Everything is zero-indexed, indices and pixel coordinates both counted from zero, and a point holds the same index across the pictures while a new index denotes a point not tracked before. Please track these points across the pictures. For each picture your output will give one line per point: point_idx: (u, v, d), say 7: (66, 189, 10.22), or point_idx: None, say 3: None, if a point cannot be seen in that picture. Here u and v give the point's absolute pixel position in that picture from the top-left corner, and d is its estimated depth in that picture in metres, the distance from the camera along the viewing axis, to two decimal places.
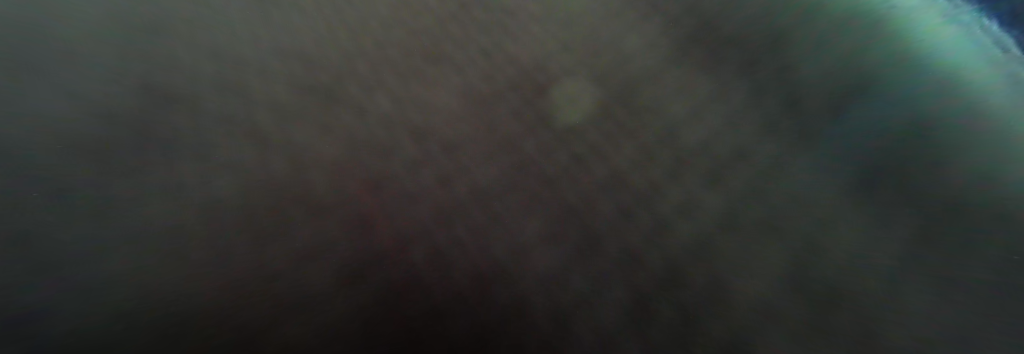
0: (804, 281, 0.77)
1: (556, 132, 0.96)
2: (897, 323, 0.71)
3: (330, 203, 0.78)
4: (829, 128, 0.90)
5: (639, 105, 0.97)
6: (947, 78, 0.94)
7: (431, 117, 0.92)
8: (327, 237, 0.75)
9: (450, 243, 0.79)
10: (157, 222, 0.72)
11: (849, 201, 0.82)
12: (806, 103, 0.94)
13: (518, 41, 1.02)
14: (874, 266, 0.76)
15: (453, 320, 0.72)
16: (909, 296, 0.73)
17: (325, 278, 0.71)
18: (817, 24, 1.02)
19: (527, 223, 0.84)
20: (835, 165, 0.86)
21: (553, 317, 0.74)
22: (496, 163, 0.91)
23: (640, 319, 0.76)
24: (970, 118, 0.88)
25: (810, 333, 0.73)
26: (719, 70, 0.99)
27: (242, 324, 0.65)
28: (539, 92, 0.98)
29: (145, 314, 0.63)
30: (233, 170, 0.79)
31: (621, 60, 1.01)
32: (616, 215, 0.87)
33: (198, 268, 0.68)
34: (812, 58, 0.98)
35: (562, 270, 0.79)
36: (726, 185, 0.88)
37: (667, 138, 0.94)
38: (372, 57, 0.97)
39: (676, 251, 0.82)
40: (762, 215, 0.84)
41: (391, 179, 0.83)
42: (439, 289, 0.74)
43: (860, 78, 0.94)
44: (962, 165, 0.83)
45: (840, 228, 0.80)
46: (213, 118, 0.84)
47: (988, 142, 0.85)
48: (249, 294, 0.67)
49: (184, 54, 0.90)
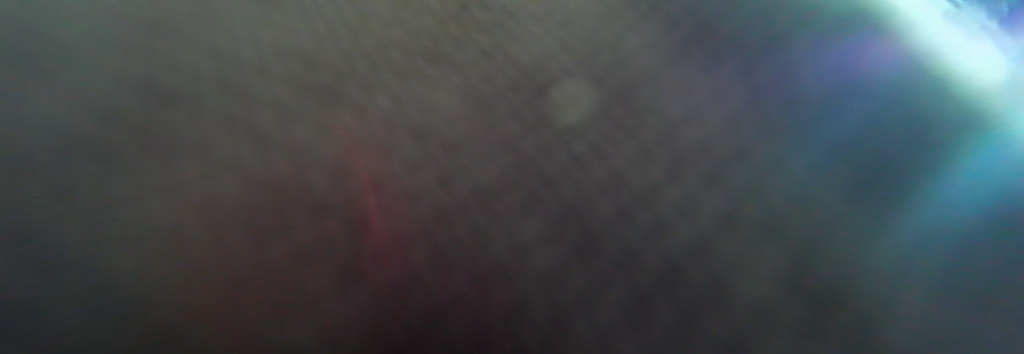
0: (804, 280, 0.92)
1: (556, 132, 1.11)
2: (885, 318, 0.86)
3: (329, 206, 0.92)
4: (806, 144, 1.07)
5: (624, 113, 1.14)
6: (923, 119, 1.09)
7: (429, 120, 1.08)
8: (327, 237, 0.89)
9: (450, 244, 0.95)
10: (159, 221, 0.82)
11: (842, 206, 1.00)
12: (794, 119, 1.11)
13: (523, 45, 1.21)
14: (870, 267, 0.92)
15: (451, 324, 0.86)
16: (905, 294, 0.88)
17: (326, 278, 0.85)
18: (807, 57, 1.19)
19: (526, 222, 0.99)
20: (805, 172, 1.04)
21: (555, 317, 0.89)
22: (496, 162, 1.06)
23: (635, 322, 0.89)
24: (933, 157, 1.04)
25: (807, 331, 0.86)
26: (692, 83, 1.17)
27: (247, 327, 0.78)
28: (537, 100, 1.14)
29: (154, 308, 0.75)
30: (235, 170, 0.91)
31: (605, 74, 1.18)
32: (614, 214, 1.02)
33: (205, 268, 0.81)
34: (801, 85, 1.15)
35: (563, 272, 0.94)
36: (685, 184, 1.06)
37: (648, 143, 1.11)
38: (388, 66, 1.12)
39: (646, 247, 0.99)
40: (717, 211, 1.02)
41: (395, 179, 1.00)
42: (440, 293, 0.89)
43: (847, 111, 1.11)
44: (915, 190, 1.00)
45: (774, 222, 0.99)
46: (213, 118, 0.95)
47: (947, 175, 1.01)
48: (250, 296, 0.80)
49: (184, 54, 0.99)
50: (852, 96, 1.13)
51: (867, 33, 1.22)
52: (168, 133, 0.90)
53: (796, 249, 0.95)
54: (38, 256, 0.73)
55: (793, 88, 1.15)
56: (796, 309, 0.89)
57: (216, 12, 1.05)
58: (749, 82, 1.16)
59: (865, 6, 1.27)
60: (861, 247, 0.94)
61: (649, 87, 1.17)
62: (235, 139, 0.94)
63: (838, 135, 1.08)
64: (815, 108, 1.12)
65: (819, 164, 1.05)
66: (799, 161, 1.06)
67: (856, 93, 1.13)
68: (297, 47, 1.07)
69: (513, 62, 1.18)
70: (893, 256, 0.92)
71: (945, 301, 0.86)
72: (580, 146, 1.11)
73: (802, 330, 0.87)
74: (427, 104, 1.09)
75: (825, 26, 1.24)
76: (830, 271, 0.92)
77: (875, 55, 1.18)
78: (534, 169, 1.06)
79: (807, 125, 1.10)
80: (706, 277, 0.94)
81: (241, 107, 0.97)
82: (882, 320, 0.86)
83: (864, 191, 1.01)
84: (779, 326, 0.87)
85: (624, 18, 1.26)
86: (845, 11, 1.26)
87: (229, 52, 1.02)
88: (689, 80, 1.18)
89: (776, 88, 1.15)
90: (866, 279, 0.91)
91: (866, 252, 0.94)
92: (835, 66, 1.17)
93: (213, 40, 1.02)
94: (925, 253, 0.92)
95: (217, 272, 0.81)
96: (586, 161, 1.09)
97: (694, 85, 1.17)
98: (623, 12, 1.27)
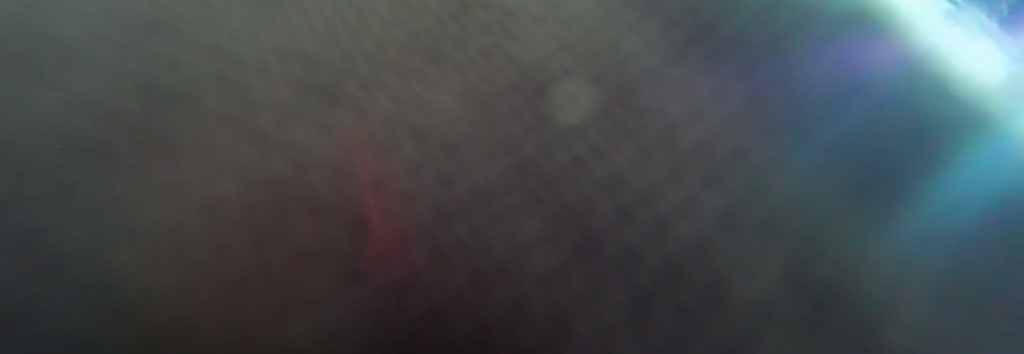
0: (805, 279, 0.92)
1: (556, 132, 1.11)
2: (885, 318, 0.86)
3: (329, 205, 0.92)
4: (805, 144, 1.08)
5: (625, 113, 1.14)
6: (923, 119, 1.09)
7: (429, 120, 1.08)
8: (327, 237, 0.89)
9: (450, 243, 0.95)
10: (159, 222, 0.82)
11: (842, 205, 1.00)
12: (794, 119, 1.11)
13: (523, 45, 1.21)
14: (870, 267, 0.92)
15: (451, 324, 0.86)
16: (905, 294, 0.88)
17: (326, 278, 0.85)
18: (807, 57, 1.19)
19: (526, 223, 0.99)
20: (805, 172, 1.04)
21: (556, 317, 0.89)
22: (496, 162, 1.06)
23: (635, 321, 0.90)
24: (932, 156, 1.04)
25: (807, 331, 0.86)
26: (692, 83, 1.17)
27: (247, 327, 0.78)
28: (537, 100, 1.14)
29: (155, 308, 0.76)
30: (235, 170, 0.91)
31: (606, 74, 1.18)
32: (614, 214, 1.02)
33: (205, 268, 0.81)
34: (800, 84, 1.15)
35: (563, 272, 0.94)
36: (685, 184, 1.06)
37: (648, 143, 1.11)
38: (388, 66, 1.12)
39: (646, 247, 0.99)
40: (717, 210, 1.02)
41: (395, 179, 1.00)
42: (440, 292, 0.89)
43: (847, 111, 1.11)
44: (914, 190, 1.00)
45: (774, 222, 0.99)
46: (214, 118, 0.94)
47: (947, 175, 1.02)
48: (251, 296, 0.81)
49: (184, 54, 0.99)
50: (852, 95, 1.13)
51: (867, 32, 1.22)
52: (168, 134, 0.90)
53: (796, 249, 0.95)
54: (37, 256, 0.73)
55: (793, 88, 1.15)
56: (796, 309, 0.89)
57: (215, 11, 1.04)
58: (749, 81, 1.16)
59: (865, 5, 1.27)
60: (860, 247, 0.94)
61: (649, 87, 1.17)
62: (234, 139, 0.94)
63: (838, 135, 1.08)
64: (815, 108, 1.12)
65: (819, 164, 1.05)
66: (799, 160, 1.06)
67: (856, 93, 1.13)
68: (297, 47, 1.07)
69: (513, 62, 1.18)
70: (892, 256, 0.93)
71: (945, 301, 0.87)
72: (580, 146, 1.11)
73: (802, 330, 0.87)
74: (427, 104, 1.09)
75: (826, 25, 1.24)
76: (830, 271, 0.92)
77: (875, 55, 1.18)
78: (534, 169, 1.06)
79: (807, 125, 1.10)
80: (706, 277, 0.94)
81: (241, 107, 0.97)
82: (881, 320, 0.86)
83: (864, 191, 1.01)
84: (779, 326, 0.88)
85: (624, 18, 1.25)
86: (846, 11, 1.26)
87: (229, 52, 1.02)
88: (689, 80, 1.18)
89: (776, 88, 1.15)
90: (866, 279, 0.91)
91: (865, 252, 0.94)
92: (835, 65, 1.18)
93: (212, 40, 1.02)
94: (924, 253, 0.92)
95: (217, 272, 0.81)
96: (587, 161, 1.09)
97: (694, 85, 1.17)
98: (623, 11, 1.26)
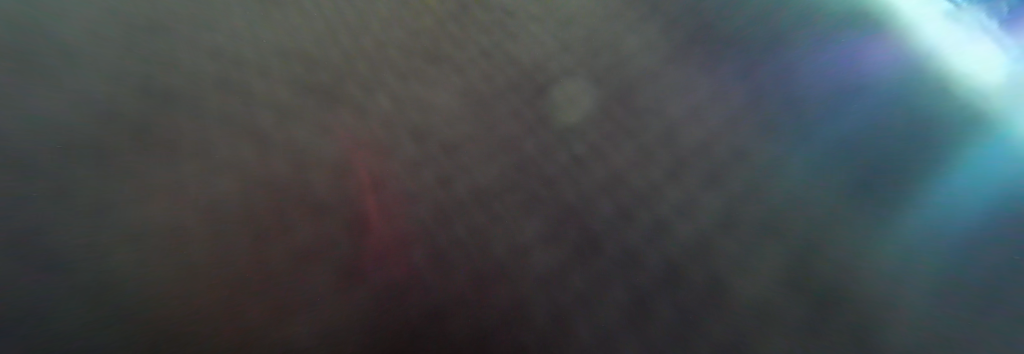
0: (804, 280, 0.92)
1: (556, 132, 1.11)
2: (885, 318, 0.86)
3: (330, 205, 0.92)
4: (806, 145, 1.08)
5: (624, 113, 1.14)
6: (922, 119, 1.09)
7: (429, 120, 1.08)
8: (327, 237, 0.89)
9: (450, 242, 0.95)
10: (157, 220, 0.82)
11: (843, 206, 1.00)
12: (793, 119, 1.11)
13: (522, 45, 1.21)
14: (869, 265, 0.92)
15: (449, 324, 0.85)
16: (905, 294, 0.88)
17: (325, 278, 0.85)
18: (807, 57, 1.19)
19: (526, 222, 0.99)
20: (805, 172, 1.04)
21: (555, 317, 0.89)
22: (496, 162, 1.06)
23: (635, 321, 0.89)
24: (932, 156, 1.04)
25: (806, 331, 0.86)
26: (692, 83, 1.17)
27: (245, 326, 0.78)
28: (536, 100, 1.15)
29: (153, 307, 0.75)
30: (235, 170, 0.91)
31: (605, 74, 1.18)
32: (614, 214, 1.02)
33: (205, 267, 0.81)
34: (801, 85, 1.15)
35: (562, 271, 0.94)
36: (685, 184, 1.06)
37: (648, 143, 1.11)
38: (388, 66, 1.12)
39: (646, 247, 0.99)
40: (717, 211, 1.02)
41: (395, 179, 1.00)
42: (439, 292, 0.88)
43: (846, 111, 1.11)
44: (913, 190, 1.00)
45: (772, 222, 0.99)
46: (214, 118, 0.95)
47: (947, 175, 1.01)
48: (249, 296, 0.80)
49: (184, 54, 0.99)
50: (852, 96, 1.13)
51: (867, 33, 1.22)
52: (168, 134, 0.91)
53: (795, 249, 0.95)
54: (35, 257, 0.73)
55: (793, 87, 1.15)
56: (796, 308, 0.89)
57: (216, 12, 1.05)
58: (748, 81, 1.16)
59: (865, 6, 1.27)
60: (860, 247, 0.94)
61: (649, 87, 1.17)
62: (235, 138, 0.94)
63: (838, 136, 1.08)
64: (815, 108, 1.12)
65: (819, 164, 1.05)
66: (799, 161, 1.06)
67: (856, 93, 1.13)
68: (297, 47, 1.08)
69: (513, 62, 1.19)
70: (891, 255, 0.93)
71: (948, 301, 0.86)
72: (580, 146, 1.11)
73: (802, 330, 0.86)
74: (427, 104, 1.09)
75: (825, 26, 1.24)
76: (829, 271, 0.92)
77: (875, 56, 1.19)
78: (533, 169, 1.06)
79: (806, 125, 1.10)
80: (705, 276, 0.94)
81: (241, 108, 0.98)
82: (883, 320, 0.85)
83: (864, 191, 1.01)
84: (778, 326, 0.87)
85: (625, 18, 1.26)
86: (846, 11, 1.26)
87: (228, 52, 1.02)
88: (689, 80, 1.18)
89: (775, 88, 1.15)
90: (864, 279, 0.90)
91: (865, 252, 0.94)
92: (835, 65, 1.18)
93: (212, 39, 1.02)
94: (925, 253, 0.92)
95: (216, 270, 0.81)
96: (586, 161, 1.09)
97: (694, 85, 1.17)
98: (624, 12, 1.27)
